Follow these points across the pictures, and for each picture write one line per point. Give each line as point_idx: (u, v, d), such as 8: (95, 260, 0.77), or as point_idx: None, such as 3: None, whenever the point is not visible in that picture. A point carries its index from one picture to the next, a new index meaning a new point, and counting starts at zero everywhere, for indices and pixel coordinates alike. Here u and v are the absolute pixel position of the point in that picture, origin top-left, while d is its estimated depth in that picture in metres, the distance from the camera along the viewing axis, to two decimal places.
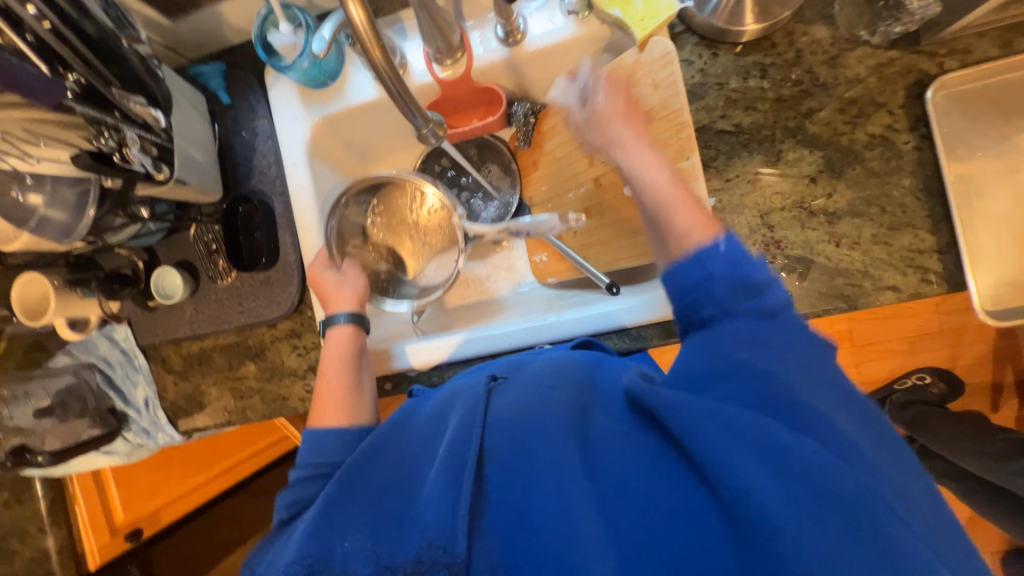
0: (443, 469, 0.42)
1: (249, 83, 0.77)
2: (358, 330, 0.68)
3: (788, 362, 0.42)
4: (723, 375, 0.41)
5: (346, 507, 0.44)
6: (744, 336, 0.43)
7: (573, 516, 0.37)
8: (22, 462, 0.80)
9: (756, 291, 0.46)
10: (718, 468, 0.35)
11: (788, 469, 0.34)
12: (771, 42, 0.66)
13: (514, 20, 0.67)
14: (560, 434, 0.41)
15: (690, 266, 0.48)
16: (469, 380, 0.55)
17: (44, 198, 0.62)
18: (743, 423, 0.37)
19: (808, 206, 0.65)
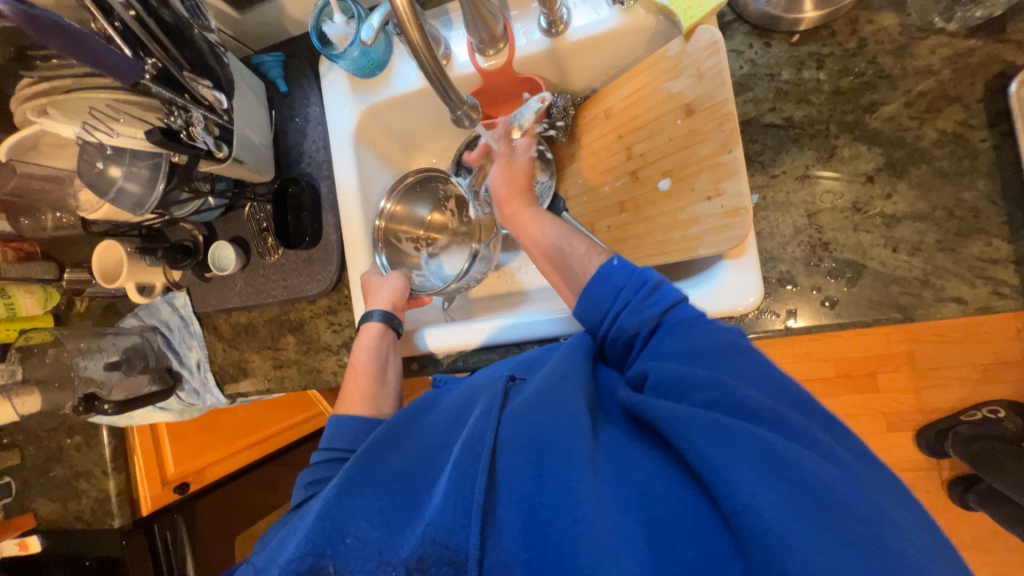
0: (459, 460, 0.44)
1: (304, 72, 0.82)
2: (391, 331, 0.73)
3: (736, 370, 0.46)
4: (688, 382, 0.45)
5: (362, 493, 0.46)
6: (686, 348, 0.49)
7: (581, 505, 0.38)
8: (93, 408, 0.87)
9: (654, 292, 0.54)
10: (724, 477, 0.36)
11: (792, 483, 0.36)
12: (831, 31, 0.62)
13: (558, 10, 0.67)
14: (560, 426, 0.44)
15: (592, 289, 0.58)
16: (488, 376, 0.57)
17: (122, 171, 0.68)
18: (758, 444, 0.38)
19: (863, 207, 0.60)
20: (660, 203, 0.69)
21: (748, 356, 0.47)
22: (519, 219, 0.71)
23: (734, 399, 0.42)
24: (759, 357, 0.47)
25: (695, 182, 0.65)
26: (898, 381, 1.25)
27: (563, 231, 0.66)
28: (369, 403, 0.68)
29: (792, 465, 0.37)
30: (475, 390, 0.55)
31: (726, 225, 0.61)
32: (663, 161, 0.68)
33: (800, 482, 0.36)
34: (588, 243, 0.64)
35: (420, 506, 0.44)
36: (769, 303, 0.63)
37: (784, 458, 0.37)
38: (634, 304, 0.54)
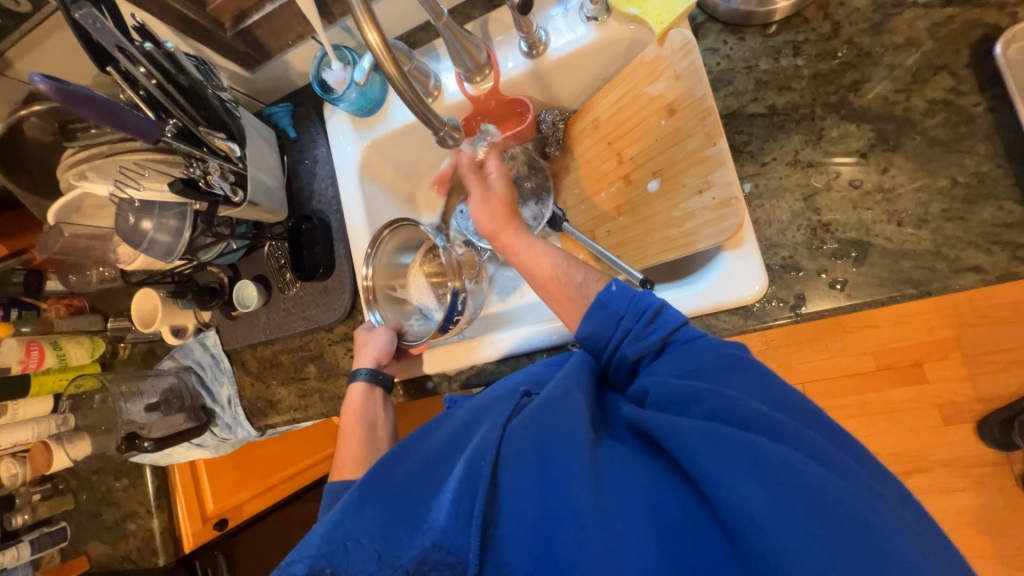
0: (460, 478, 0.42)
1: (311, 118, 0.88)
2: (378, 387, 0.75)
3: (742, 384, 0.44)
4: (688, 393, 0.43)
5: (363, 510, 0.44)
6: (688, 367, 0.47)
7: (580, 521, 0.36)
8: (133, 447, 0.91)
9: (654, 319, 0.52)
10: (728, 493, 0.34)
11: (804, 498, 0.33)
12: (803, 18, 0.63)
13: (536, 32, 0.70)
14: (560, 438, 0.42)
15: (591, 316, 0.55)
16: (498, 390, 0.56)
17: (153, 223, 0.75)
18: (767, 453, 0.35)
19: (860, 184, 0.59)
20: (654, 202, 0.70)
21: (753, 368, 0.45)
22: (511, 248, 0.68)
23: (743, 409, 0.40)
24: (762, 367, 0.45)
25: (685, 178, 0.66)
26: (948, 370, 1.17)
27: (556, 261, 0.63)
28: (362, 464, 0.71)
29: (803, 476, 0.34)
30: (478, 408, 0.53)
31: (720, 216, 0.61)
32: (652, 162, 0.69)
33: (812, 492, 0.33)
34: (585, 269, 0.62)
35: (418, 517, 0.42)
36: (776, 290, 0.62)
37: (793, 467, 0.35)
38: (635, 331, 0.52)
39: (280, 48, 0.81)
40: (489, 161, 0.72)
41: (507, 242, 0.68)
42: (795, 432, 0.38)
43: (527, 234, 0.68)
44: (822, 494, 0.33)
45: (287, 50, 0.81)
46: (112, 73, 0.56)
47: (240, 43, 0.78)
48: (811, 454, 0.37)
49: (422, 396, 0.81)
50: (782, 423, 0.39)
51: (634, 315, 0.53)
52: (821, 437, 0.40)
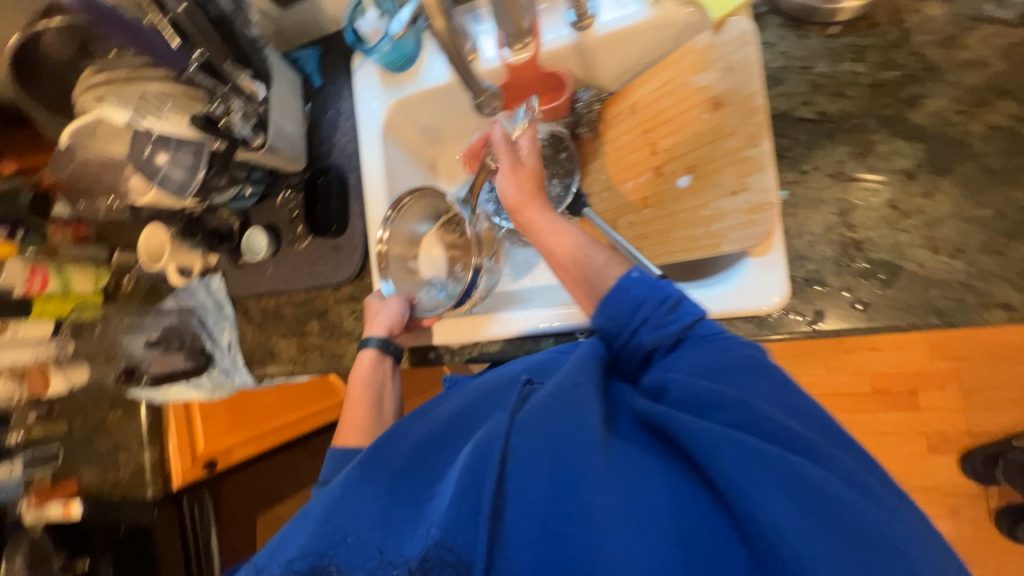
0: (466, 469, 0.41)
1: (339, 68, 0.85)
2: (386, 356, 0.75)
3: (756, 389, 0.44)
4: (708, 398, 0.43)
5: (364, 490, 0.45)
6: (706, 367, 0.47)
7: (595, 524, 0.37)
8: (133, 381, 0.96)
9: (676, 308, 0.51)
10: (753, 505, 0.34)
11: (824, 513, 0.34)
12: (871, 22, 0.60)
13: (586, 3, 0.67)
14: (574, 434, 0.41)
15: (610, 302, 0.54)
16: (506, 373, 0.56)
17: (167, 157, 0.74)
18: (789, 465, 0.36)
19: (901, 205, 0.57)
20: (682, 199, 0.68)
21: (768, 377, 0.45)
22: (534, 228, 0.64)
23: (761, 419, 0.40)
24: (779, 375, 0.46)
25: (720, 177, 0.63)
26: (942, 401, 1.17)
27: (579, 240, 0.61)
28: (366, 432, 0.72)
29: (819, 489, 0.35)
30: (479, 391, 0.54)
31: (751, 221, 0.60)
32: (687, 156, 0.67)
33: (831, 507, 0.34)
34: (609, 254, 0.60)
35: (424, 503, 0.43)
36: (796, 303, 0.60)
37: (812, 481, 0.35)
38: (654, 319, 0.51)
39: None
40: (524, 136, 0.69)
41: (532, 222, 0.64)
42: (812, 445, 0.39)
43: (552, 211, 0.64)
44: (836, 509, 0.34)
45: None
46: None
47: None
48: (827, 467, 0.38)
49: (422, 365, 0.81)
50: (800, 435, 0.39)
51: (655, 306, 0.51)
52: (834, 446, 0.41)
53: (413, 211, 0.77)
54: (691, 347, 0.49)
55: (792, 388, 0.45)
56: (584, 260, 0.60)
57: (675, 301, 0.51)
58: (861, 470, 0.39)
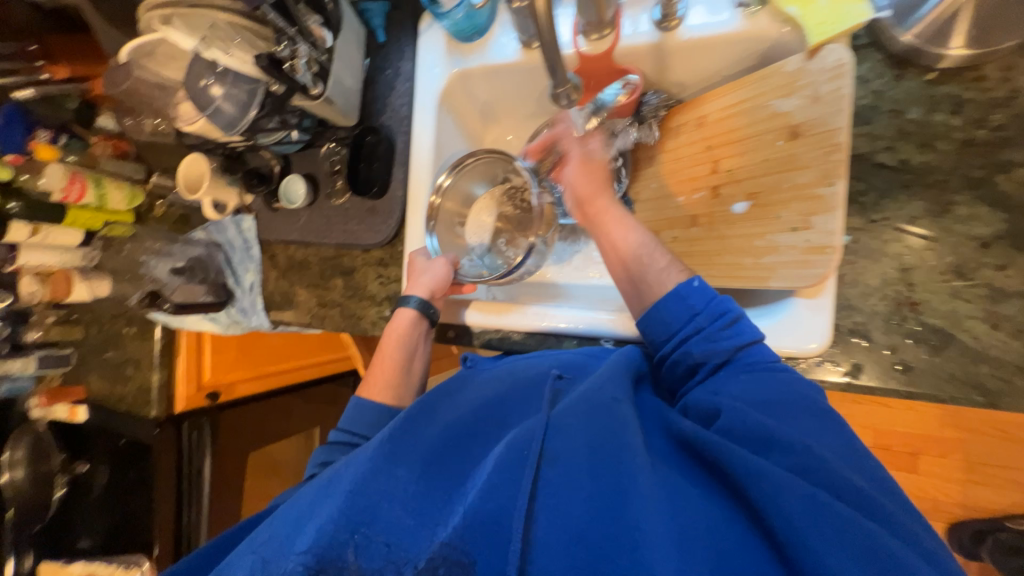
0: (504, 463, 0.43)
1: (406, 26, 0.83)
2: (423, 320, 0.74)
3: (811, 431, 0.45)
4: (757, 433, 0.44)
5: (396, 471, 0.45)
6: (756, 399, 0.48)
7: (640, 548, 0.36)
8: (154, 305, 0.92)
9: (733, 324, 0.54)
10: (809, 553, 0.34)
11: (887, 571, 0.33)
12: (978, 74, 0.56)
13: (675, 3, 0.64)
14: (617, 448, 0.42)
15: (665, 306, 0.57)
16: (535, 364, 0.60)
17: (222, 91, 0.73)
18: (849, 516, 0.35)
19: (967, 273, 0.55)
20: (736, 225, 0.65)
21: (816, 423, 0.46)
22: (601, 219, 0.66)
23: (819, 467, 0.40)
24: (830, 417, 0.47)
25: (782, 210, 0.61)
26: (942, 470, 1.13)
27: (646, 237, 0.62)
28: (390, 392, 0.71)
29: (884, 548, 0.34)
30: (516, 387, 0.55)
31: (806, 262, 0.58)
32: (750, 182, 0.64)
33: (894, 567, 0.33)
34: (670, 258, 0.60)
35: (457, 496, 0.44)
36: (833, 352, 0.59)
37: (874, 536, 0.35)
38: (707, 331, 0.54)
39: None
40: (596, 133, 0.72)
41: (602, 211, 0.66)
42: (868, 496, 0.38)
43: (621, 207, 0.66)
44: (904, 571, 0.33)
45: None
46: None
47: None
48: (888, 525, 0.37)
49: (439, 343, 0.81)
50: (855, 485, 0.39)
51: (714, 321, 0.54)
52: (889, 498, 0.40)
53: (471, 172, 0.78)
54: (745, 374, 0.51)
55: (846, 437, 0.45)
56: (641, 266, 0.61)
57: (735, 318, 0.54)
58: (917, 525, 0.39)
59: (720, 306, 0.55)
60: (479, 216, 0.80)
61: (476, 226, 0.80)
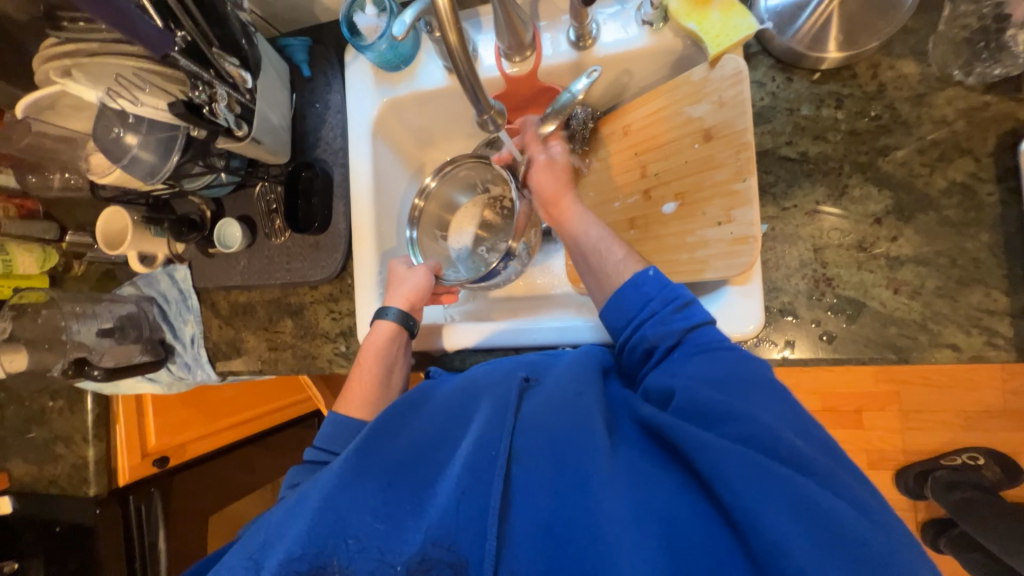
0: (472, 465, 0.45)
1: (330, 59, 0.82)
2: (403, 331, 0.73)
3: (762, 403, 0.47)
4: (713, 410, 0.46)
5: (364, 483, 0.46)
6: (711, 375, 0.50)
7: (599, 526, 0.40)
8: (82, 372, 0.86)
9: (683, 310, 0.56)
10: (753, 516, 0.38)
11: (817, 523, 0.38)
12: (852, 73, 0.63)
13: (588, 25, 0.68)
14: (579, 440, 0.46)
15: (622, 295, 0.60)
16: (500, 372, 0.58)
17: (138, 139, 0.69)
18: (786, 479, 0.40)
19: (868, 247, 0.61)
20: (669, 225, 0.69)
21: (770, 394, 0.48)
22: (563, 224, 0.71)
23: (765, 435, 0.43)
24: (780, 389, 0.49)
25: (707, 207, 0.65)
26: (883, 421, 1.23)
27: (604, 232, 0.67)
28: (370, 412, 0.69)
29: (813, 503, 0.39)
30: (483, 385, 0.56)
31: (734, 252, 0.62)
32: (676, 183, 0.68)
33: (825, 521, 0.38)
34: (627, 249, 0.64)
35: (427, 501, 0.45)
36: (768, 332, 0.64)
37: (807, 494, 0.39)
38: (661, 315, 0.57)
39: None
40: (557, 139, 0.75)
41: (557, 213, 0.72)
42: (810, 459, 0.42)
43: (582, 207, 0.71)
44: (830, 520, 0.38)
45: None
46: None
47: None
48: (826, 484, 0.41)
49: None
50: (800, 450, 0.43)
51: (665, 305, 0.57)
52: (828, 459, 0.45)
53: (455, 181, 0.83)
54: (697, 354, 0.53)
55: (791, 402, 0.49)
56: (602, 263, 0.65)
57: (688, 301, 0.57)
58: (853, 481, 0.43)
59: (667, 291, 0.58)
60: (461, 222, 0.85)
61: (458, 230, 0.85)
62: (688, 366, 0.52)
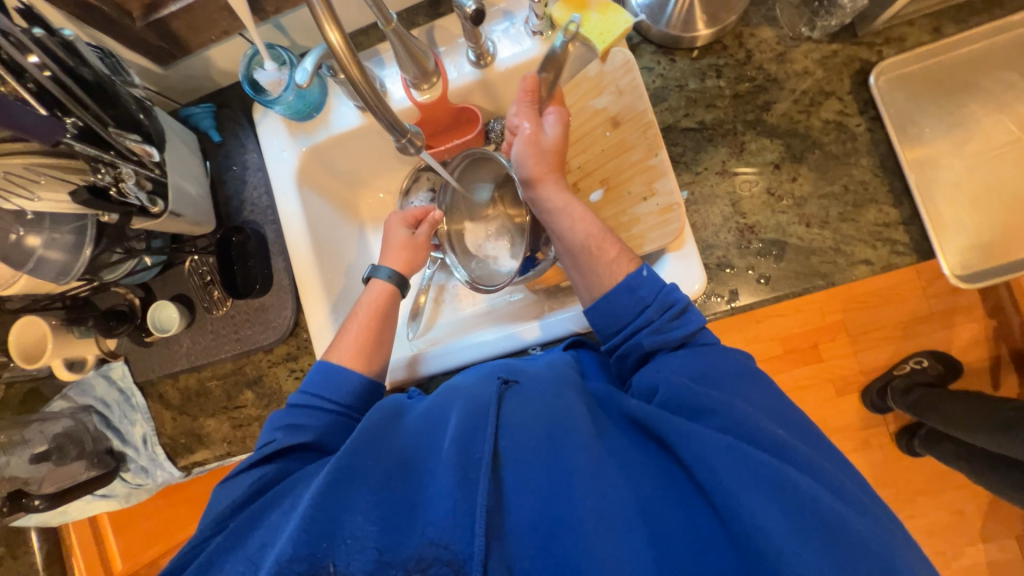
0: (460, 466, 0.47)
1: (239, 121, 0.81)
2: (397, 291, 0.73)
3: (743, 392, 0.52)
4: (699, 405, 0.50)
5: (354, 489, 0.46)
6: (696, 372, 0.54)
7: (588, 518, 0.42)
8: (20, 506, 0.78)
9: (679, 316, 0.58)
10: (744, 513, 0.41)
11: (801, 507, 0.42)
12: (722, 45, 0.71)
13: (484, 43, 0.72)
14: (570, 442, 0.47)
15: (615, 298, 0.60)
16: (475, 378, 0.59)
17: (42, 239, 0.65)
18: (772, 469, 0.44)
19: (775, 191, 0.68)
20: (600, 211, 0.73)
21: (751, 387, 0.53)
22: (543, 206, 0.68)
23: (748, 425, 0.48)
24: (763, 381, 0.54)
25: (630, 186, 0.70)
26: None
27: (591, 229, 0.65)
28: (362, 358, 0.66)
29: (799, 491, 0.43)
30: (463, 392, 0.56)
31: (664, 221, 0.67)
32: (599, 171, 0.73)
33: (807, 505, 0.42)
34: (618, 248, 0.64)
35: (418, 509, 0.46)
36: (713, 287, 0.68)
37: (795, 484, 0.43)
38: (658, 324, 0.58)
39: (201, 43, 0.73)
40: (555, 111, 0.68)
41: (542, 197, 0.67)
42: (791, 447, 0.46)
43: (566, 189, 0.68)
44: (810, 502, 0.42)
45: (210, 46, 0.73)
46: None
47: (153, 36, 0.69)
48: (805, 468, 0.45)
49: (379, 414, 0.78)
50: (783, 442, 0.47)
51: (660, 310, 0.58)
52: (808, 447, 0.49)
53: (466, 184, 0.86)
54: (687, 353, 0.56)
55: (777, 395, 0.54)
56: (588, 248, 0.64)
57: (684, 305, 0.59)
58: (833, 467, 0.47)
59: (652, 284, 0.60)
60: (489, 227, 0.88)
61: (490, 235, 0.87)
62: (671, 368, 0.55)
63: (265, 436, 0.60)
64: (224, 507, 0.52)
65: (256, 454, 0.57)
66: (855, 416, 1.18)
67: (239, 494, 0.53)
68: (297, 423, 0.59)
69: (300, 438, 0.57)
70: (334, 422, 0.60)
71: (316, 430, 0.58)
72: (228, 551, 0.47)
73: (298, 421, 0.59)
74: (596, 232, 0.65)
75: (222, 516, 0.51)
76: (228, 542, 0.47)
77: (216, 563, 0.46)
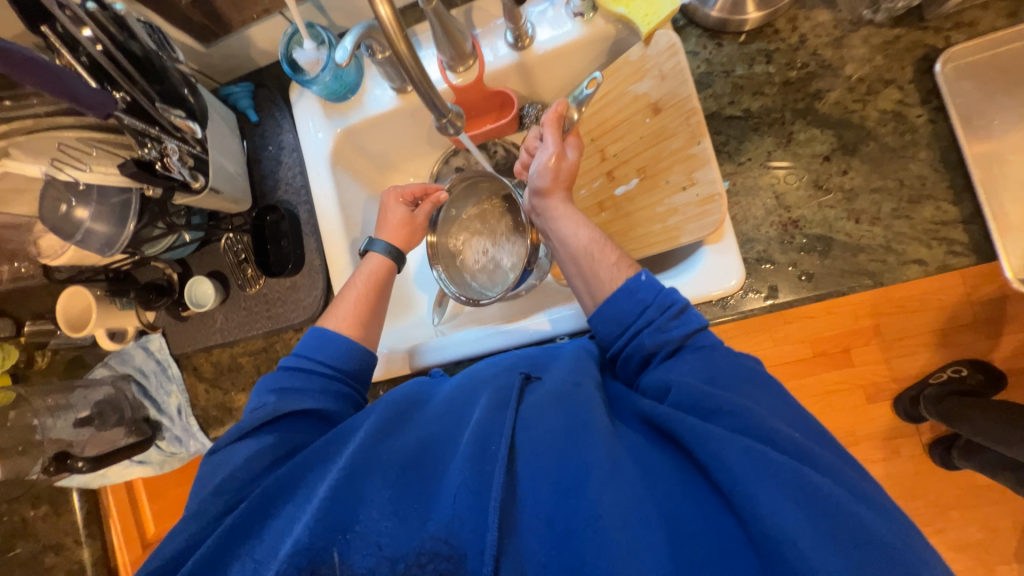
0: (472, 456, 0.47)
1: (275, 101, 0.82)
2: (393, 264, 0.75)
3: (757, 398, 0.50)
4: (714, 402, 0.48)
5: (373, 477, 0.48)
6: (707, 374, 0.52)
7: (598, 516, 0.41)
8: (63, 467, 0.82)
9: (677, 317, 0.56)
10: (761, 515, 0.40)
11: (828, 515, 0.40)
12: (774, 29, 0.67)
13: (523, 25, 0.70)
14: (579, 434, 0.47)
15: (617, 301, 0.58)
16: (497, 369, 0.59)
17: (89, 212, 0.67)
18: (786, 467, 0.42)
19: (823, 184, 0.65)
20: (636, 200, 0.72)
21: (764, 397, 0.50)
22: (545, 217, 0.68)
23: (761, 424, 0.46)
24: (773, 384, 0.52)
25: (668, 175, 0.69)
26: None
27: (594, 236, 0.65)
28: (356, 326, 0.68)
29: (818, 490, 0.41)
30: (487, 384, 0.56)
31: (704, 212, 0.65)
32: (636, 159, 0.72)
33: (834, 513, 0.40)
34: (619, 254, 0.63)
35: (432, 496, 0.47)
36: (751, 282, 0.66)
37: (823, 491, 0.41)
38: (659, 323, 0.56)
39: (242, 21, 0.74)
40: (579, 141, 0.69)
41: (545, 207, 0.68)
42: (804, 445, 0.45)
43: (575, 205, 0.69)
44: (833, 504, 0.41)
45: (250, 25, 0.74)
46: (48, 34, 0.49)
47: (197, 13, 0.71)
48: (830, 476, 0.44)
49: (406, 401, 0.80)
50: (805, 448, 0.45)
51: (659, 310, 0.56)
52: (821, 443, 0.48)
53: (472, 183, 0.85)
54: (695, 353, 0.54)
55: (781, 393, 0.51)
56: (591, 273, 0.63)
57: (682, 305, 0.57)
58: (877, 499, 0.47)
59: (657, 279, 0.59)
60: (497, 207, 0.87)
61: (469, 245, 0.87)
62: (682, 372, 0.53)
63: (256, 401, 0.60)
64: (220, 481, 0.52)
65: (251, 420, 0.57)
66: (889, 426, 1.12)
67: (245, 460, 0.53)
68: (290, 387, 0.60)
69: (291, 402, 0.58)
70: (322, 383, 0.61)
71: (306, 393, 0.60)
72: (241, 539, 0.47)
73: (287, 386, 0.60)
74: (602, 244, 0.64)
75: (236, 491, 0.51)
76: (247, 523, 0.48)
77: (232, 547, 0.47)
